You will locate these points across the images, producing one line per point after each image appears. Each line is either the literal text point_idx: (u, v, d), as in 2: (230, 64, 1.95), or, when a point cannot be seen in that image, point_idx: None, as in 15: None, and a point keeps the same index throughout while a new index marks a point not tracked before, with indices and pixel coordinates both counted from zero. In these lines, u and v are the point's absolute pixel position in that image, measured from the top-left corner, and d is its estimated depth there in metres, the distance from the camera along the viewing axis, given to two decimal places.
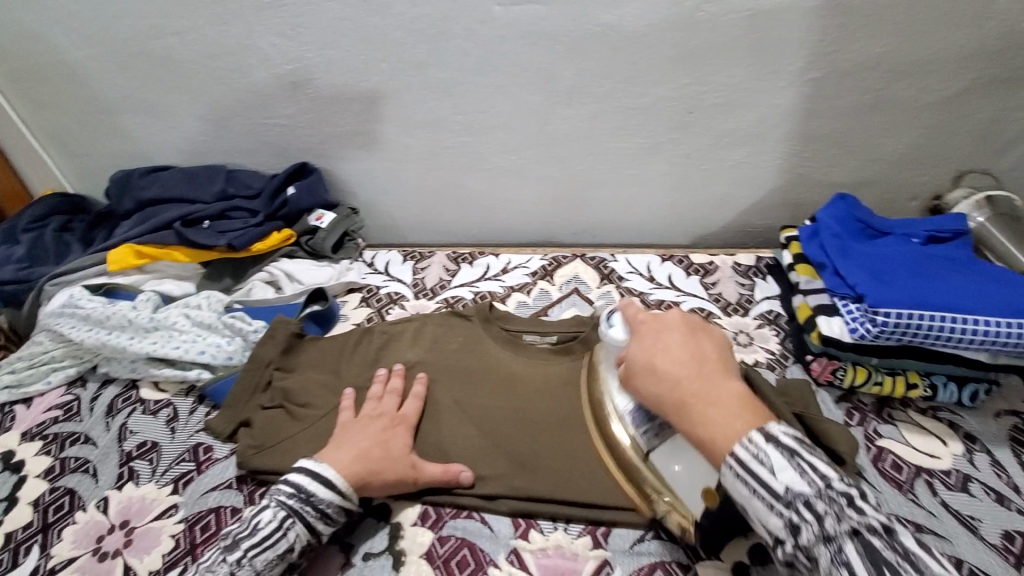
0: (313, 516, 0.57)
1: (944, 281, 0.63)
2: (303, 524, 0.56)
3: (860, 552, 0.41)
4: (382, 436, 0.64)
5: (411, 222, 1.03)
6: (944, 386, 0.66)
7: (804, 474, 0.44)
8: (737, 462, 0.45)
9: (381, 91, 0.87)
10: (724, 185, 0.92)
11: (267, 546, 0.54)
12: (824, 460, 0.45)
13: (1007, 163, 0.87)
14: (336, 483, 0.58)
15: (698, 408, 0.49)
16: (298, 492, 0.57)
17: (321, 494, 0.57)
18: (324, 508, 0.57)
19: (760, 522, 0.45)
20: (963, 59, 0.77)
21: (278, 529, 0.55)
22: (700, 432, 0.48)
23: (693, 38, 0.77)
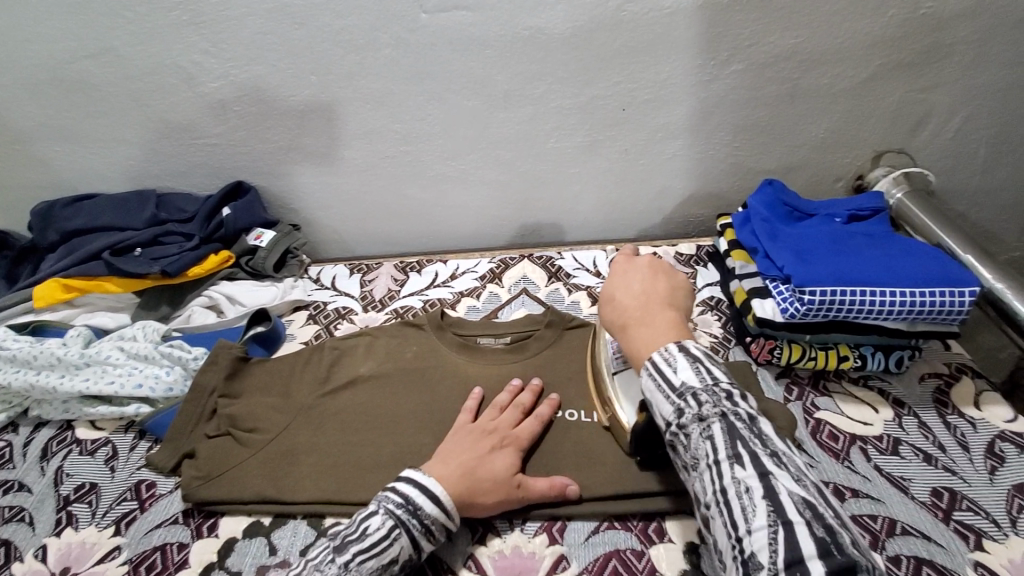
0: (418, 531, 0.54)
1: (863, 257, 0.67)
2: (408, 538, 0.54)
3: (725, 431, 0.45)
4: (499, 458, 0.61)
5: (356, 235, 1.02)
6: (872, 355, 0.70)
7: (698, 373, 0.49)
8: (654, 365, 0.51)
9: (313, 104, 0.86)
10: (661, 178, 0.95)
11: (368, 556, 0.52)
12: (721, 370, 0.50)
13: (919, 141, 0.92)
14: (443, 499, 0.55)
15: (633, 328, 0.56)
16: (406, 503, 0.55)
17: (426, 509, 0.55)
18: (429, 524, 0.55)
19: (658, 413, 0.50)
20: (869, 47, 0.81)
21: (387, 537, 0.53)
22: (634, 349, 0.55)
23: (618, 38, 0.79)
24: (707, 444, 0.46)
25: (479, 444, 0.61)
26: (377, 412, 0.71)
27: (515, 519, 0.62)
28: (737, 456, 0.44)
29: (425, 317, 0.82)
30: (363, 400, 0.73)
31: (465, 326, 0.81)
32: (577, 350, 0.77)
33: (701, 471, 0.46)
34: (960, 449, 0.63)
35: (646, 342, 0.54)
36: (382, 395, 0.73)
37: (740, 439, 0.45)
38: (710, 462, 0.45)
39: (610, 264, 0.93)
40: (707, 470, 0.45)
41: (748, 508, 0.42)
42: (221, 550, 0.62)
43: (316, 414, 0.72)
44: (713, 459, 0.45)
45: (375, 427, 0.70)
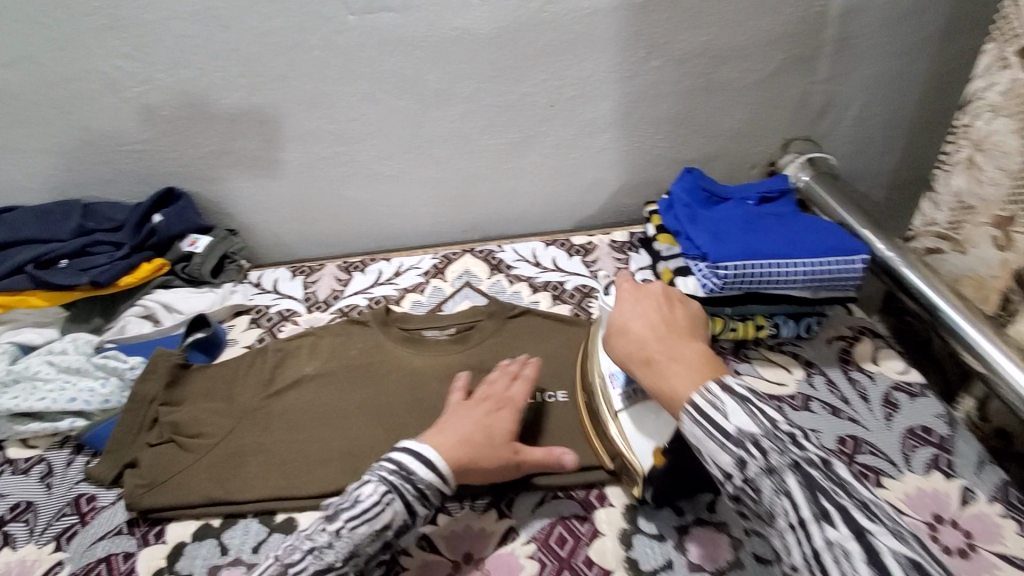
0: (411, 496, 0.54)
1: (771, 233, 0.73)
2: (401, 502, 0.54)
3: (802, 484, 0.43)
4: (496, 424, 0.61)
5: (295, 238, 1.02)
6: (785, 323, 0.76)
7: (754, 417, 0.47)
8: (696, 409, 0.49)
9: (244, 107, 0.85)
10: (593, 170, 0.99)
11: (363, 523, 0.52)
12: (772, 408, 0.48)
13: (821, 129, 1.01)
14: (438, 465, 0.55)
15: (661, 364, 0.54)
16: (399, 470, 0.55)
17: (421, 473, 0.54)
18: (424, 489, 0.55)
19: (711, 461, 0.48)
20: (770, 43, 0.89)
21: (378, 503, 0.53)
22: (665, 391, 0.53)
23: (543, 37, 0.83)
24: (784, 501, 0.43)
25: (463, 421, 0.60)
26: (324, 408, 0.72)
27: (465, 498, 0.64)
28: (823, 516, 0.42)
29: (370, 314, 0.84)
30: (310, 398, 0.74)
31: (409, 320, 0.84)
32: (517, 336, 0.80)
33: (781, 531, 0.44)
34: (861, 401, 0.70)
35: (677, 385, 0.52)
36: (328, 392, 0.74)
37: (822, 494, 0.43)
38: (792, 522, 0.43)
39: (549, 254, 0.97)
40: (789, 530, 0.43)
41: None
42: (170, 554, 0.62)
43: (263, 415, 0.72)
44: (796, 518, 0.43)
45: (323, 422, 0.71)
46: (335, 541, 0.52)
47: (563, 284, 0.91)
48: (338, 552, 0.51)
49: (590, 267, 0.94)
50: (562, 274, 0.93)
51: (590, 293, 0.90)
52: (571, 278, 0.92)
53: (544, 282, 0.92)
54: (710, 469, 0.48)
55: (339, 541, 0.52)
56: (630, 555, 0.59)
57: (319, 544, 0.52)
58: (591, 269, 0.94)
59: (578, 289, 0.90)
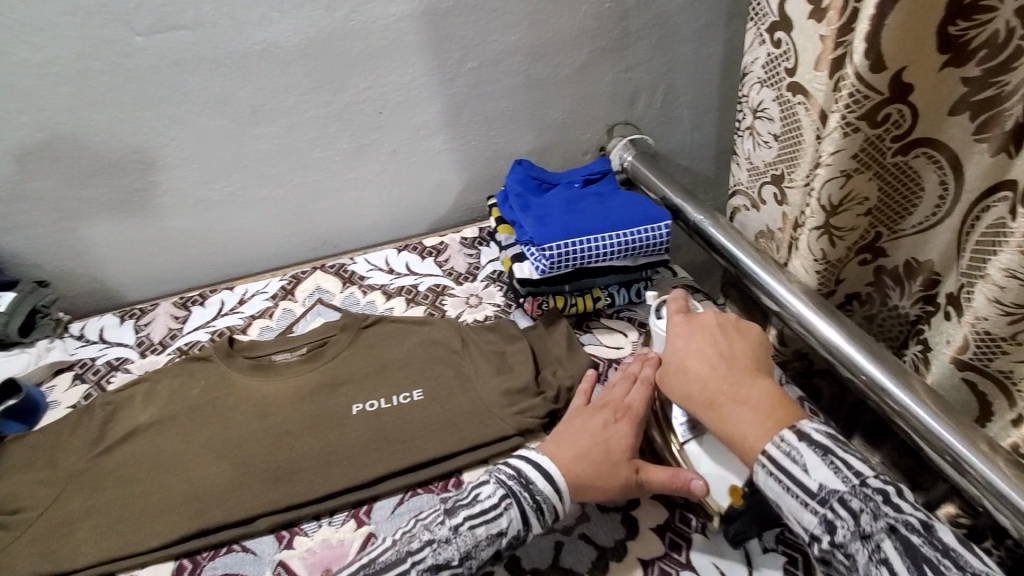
0: (529, 505, 0.55)
1: (590, 211, 0.79)
2: (518, 509, 0.55)
3: (899, 551, 0.45)
4: (614, 432, 0.61)
5: (123, 281, 0.93)
6: (618, 292, 0.83)
7: (839, 472, 0.49)
8: (770, 460, 0.51)
9: (26, 145, 0.77)
10: (434, 172, 1.01)
11: (536, 511, 0.56)
12: (856, 457, 0.50)
13: (638, 112, 1.11)
14: (557, 479, 0.57)
15: (726, 407, 0.56)
16: (518, 476, 0.57)
17: (539, 483, 0.56)
18: (540, 500, 0.56)
19: (795, 520, 0.50)
20: (575, 38, 0.96)
21: (497, 506, 0.55)
22: (738, 443, 0.54)
23: (355, 46, 0.83)
24: (882, 568, 0.45)
25: (708, 347, 0.62)
26: (164, 455, 0.67)
27: (323, 514, 0.63)
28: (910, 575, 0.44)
29: (212, 348, 0.79)
30: (147, 447, 0.68)
31: (258, 347, 0.80)
32: (371, 343, 0.80)
33: None
34: None
35: (747, 436, 0.54)
36: (168, 437, 0.69)
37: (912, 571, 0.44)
38: None
39: (401, 259, 0.98)
40: None
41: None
42: None
43: (92, 475, 0.66)
44: None
45: (163, 469, 0.66)
46: (453, 538, 0.53)
47: (417, 286, 0.92)
48: (457, 548, 0.52)
49: (443, 266, 0.96)
50: (415, 277, 0.94)
51: (443, 291, 0.91)
52: (425, 279, 0.94)
53: (398, 287, 0.93)
54: (793, 525, 0.50)
55: (456, 538, 0.53)
56: None
57: (439, 536, 0.53)
58: (444, 268, 0.96)
59: (431, 289, 0.92)
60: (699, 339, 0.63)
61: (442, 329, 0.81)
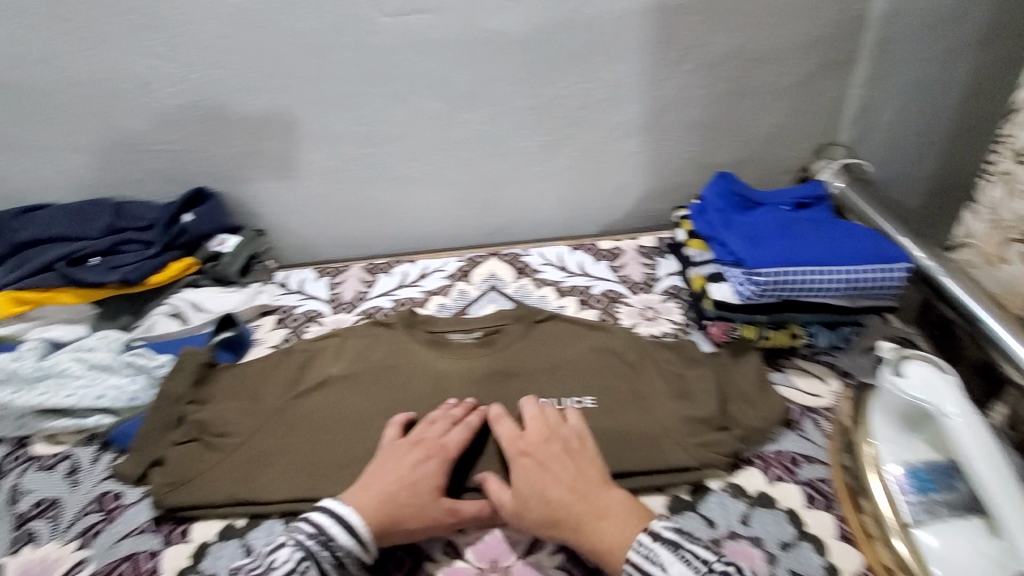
0: (330, 564, 0.53)
1: (809, 241, 0.71)
2: (317, 571, 0.52)
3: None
4: (422, 476, 0.59)
5: (321, 239, 1.02)
6: (820, 333, 0.73)
7: (688, 563, 0.50)
8: (633, 566, 0.51)
9: (274, 109, 0.86)
10: (621, 174, 0.98)
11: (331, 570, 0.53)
12: (704, 547, 0.52)
13: (855, 134, 0.99)
14: (359, 529, 0.54)
15: (591, 524, 0.54)
16: (318, 534, 0.54)
17: (341, 540, 0.54)
18: (342, 556, 0.54)
19: None
20: (805, 46, 0.87)
21: (292, 572, 0.51)
22: (597, 544, 0.53)
23: (574, 40, 0.82)
24: None
25: (554, 468, 0.58)
26: (346, 410, 0.71)
27: None
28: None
29: (394, 316, 0.82)
30: (331, 399, 0.73)
31: (433, 324, 0.82)
32: (543, 338, 0.77)
33: None
34: None
35: (620, 535, 0.53)
36: (351, 395, 0.73)
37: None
38: None
39: (575, 257, 0.96)
40: None
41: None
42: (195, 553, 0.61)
43: (289, 416, 0.71)
44: None
45: (345, 425, 0.70)
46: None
47: (589, 288, 0.90)
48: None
49: (618, 273, 0.92)
50: (588, 279, 0.92)
51: (617, 299, 0.88)
52: (598, 283, 0.91)
53: (571, 287, 0.91)
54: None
55: None
56: None
57: None
58: (618, 274, 0.92)
59: (605, 294, 0.89)
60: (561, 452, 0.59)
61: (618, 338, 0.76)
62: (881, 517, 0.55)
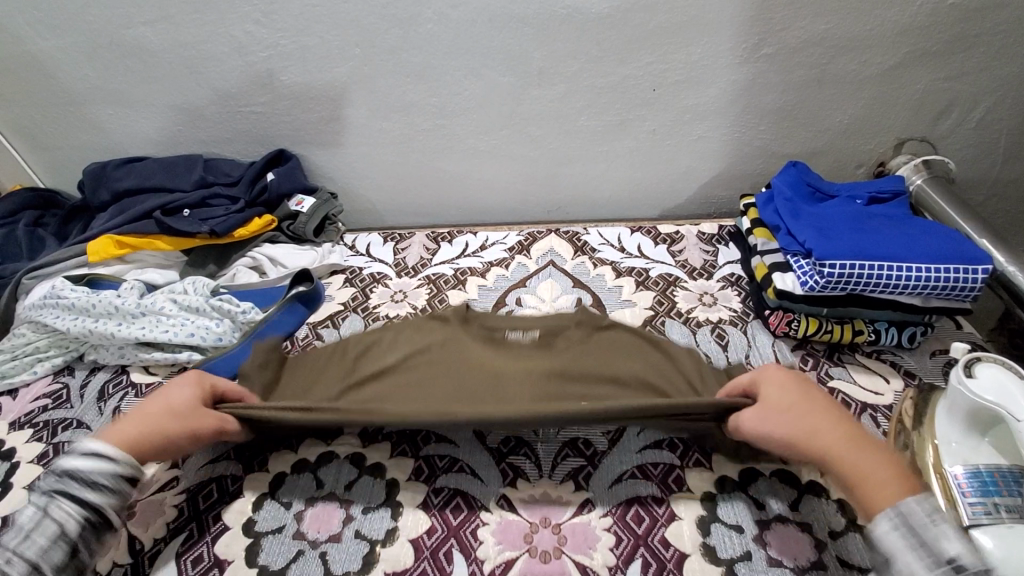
0: (76, 490, 0.50)
1: (882, 235, 0.70)
2: (66, 500, 0.50)
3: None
4: (178, 396, 0.59)
5: (389, 205, 1.07)
6: (886, 330, 0.73)
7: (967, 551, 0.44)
8: (908, 514, 0.45)
9: (354, 76, 0.89)
10: (687, 158, 0.98)
11: (94, 490, 0.51)
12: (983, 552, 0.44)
13: (940, 130, 0.95)
14: (105, 451, 0.52)
15: (862, 457, 0.50)
16: (59, 470, 0.51)
17: (85, 469, 0.51)
18: (90, 479, 0.51)
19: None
20: (897, 35, 0.84)
21: (39, 511, 0.49)
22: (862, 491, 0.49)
23: (654, 19, 0.82)
24: None
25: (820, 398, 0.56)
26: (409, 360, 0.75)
27: (543, 465, 0.67)
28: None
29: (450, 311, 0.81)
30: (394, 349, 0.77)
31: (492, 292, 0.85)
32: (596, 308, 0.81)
33: None
34: None
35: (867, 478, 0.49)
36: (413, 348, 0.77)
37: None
38: None
39: (634, 239, 0.97)
40: None
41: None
42: (271, 484, 0.66)
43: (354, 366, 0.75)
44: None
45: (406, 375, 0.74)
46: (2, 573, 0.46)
47: (647, 270, 0.91)
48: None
49: (677, 257, 0.93)
50: (647, 261, 0.93)
51: (675, 282, 0.89)
52: (657, 265, 0.92)
53: (629, 267, 0.92)
54: (916, 552, 0.44)
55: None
56: (707, 540, 0.58)
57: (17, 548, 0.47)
58: (677, 259, 0.92)
59: (662, 277, 0.89)
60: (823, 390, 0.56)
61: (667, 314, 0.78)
62: None
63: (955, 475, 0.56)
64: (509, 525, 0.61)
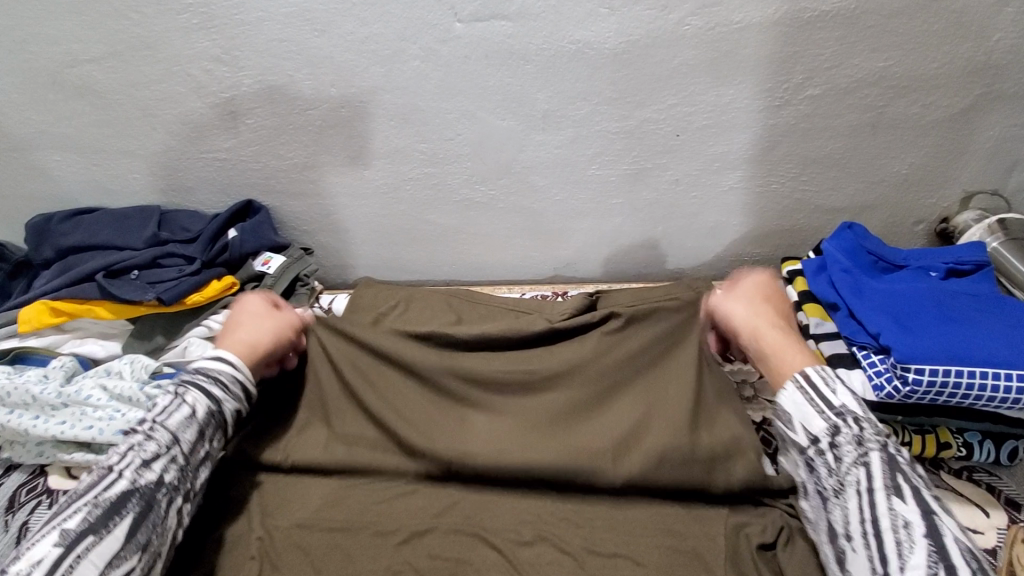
0: (207, 386, 0.60)
1: (978, 329, 0.55)
2: (198, 391, 0.59)
3: (884, 460, 0.50)
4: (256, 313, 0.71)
5: (373, 261, 0.94)
6: (979, 445, 0.58)
7: (858, 403, 0.53)
8: (803, 381, 0.56)
9: (329, 119, 0.77)
10: (715, 213, 0.84)
11: (218, 385, 0.60)
12: (847, 392, 0.54)
13: (1016, 182, 0.80)
14: (229, 358, 0.63)
15: (776, 349, 0.61)
16: (190, 373, 0.61)
17: (217, 388, 0.60)
18: (217, 376, 0.61)
19: (803, 429, 0.54)
20: (969, 74, 0.70)
21: (177, 399, 0.58)
22: (773, 359, 0.60)
23: (678, 56, 0.69)
24: (860, 472, 0.50)
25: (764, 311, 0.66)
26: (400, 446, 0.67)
27: None
28: (893, 488, 0.48)
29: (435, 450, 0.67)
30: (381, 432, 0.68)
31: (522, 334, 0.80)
32: None
33: (846, 496, 0.50)
34: None
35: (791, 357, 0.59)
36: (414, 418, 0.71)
37: (900, 473, 0.49)
38: (863, 488, 0.49)
39: None
40: (855, 494, 0.49)
41: (903, 542, 0.46)
42: None
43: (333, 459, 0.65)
44: (867, 485, 0.49)
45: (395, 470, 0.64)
46: (150, 437, 0.55)
47: None
48: (158, 443, 0.54)
49: None
50: None
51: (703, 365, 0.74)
52: None
53: None
54: (796, 435, 0.55)
55: (152, 437, 0.55)
56: None
57: (136, 442, 0.54)
58: None
59: None
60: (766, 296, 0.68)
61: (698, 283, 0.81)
62: None
63: None
64: None
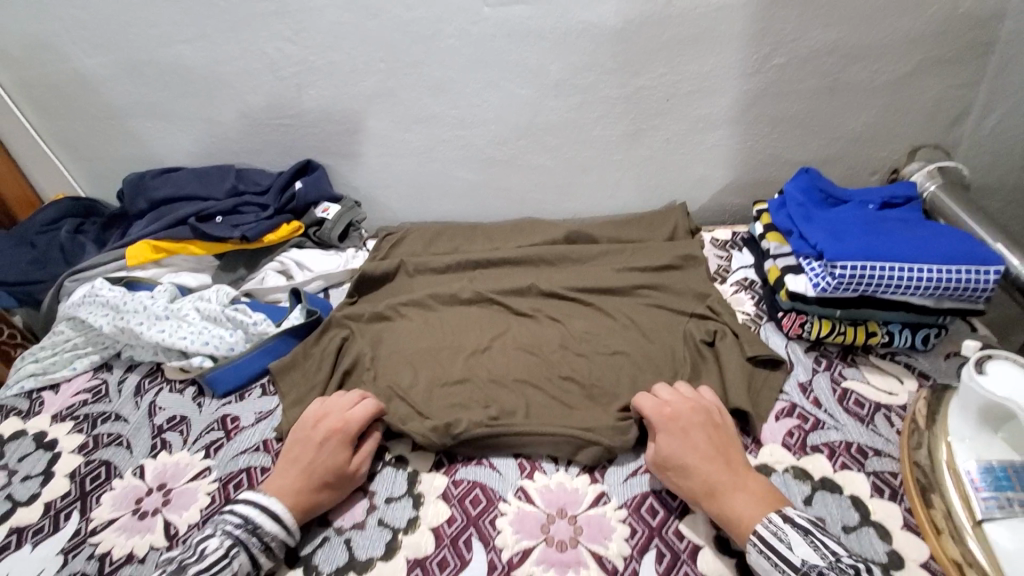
0: (256, 548, 0.56)
1: (893, 238, 0.71)
2: (247, 556, 0.55)
3: None
4: (324, 456, 0.63)
5: (410, 213, 1.11)
6: (899, 332, 0.73)
7: (818, 549, 0.51)
8: (760, 540, 0.52)
9: (379, 90, 0.94)
10: (700, 166, 1.00)
11: (265, 554, 0.57)
12: (802, 537, 0.52)
13: (954, 137, 0.96)
14: (284, 517, 0.58)
15: (728, 496, 0.56)
16: (244, 523, 0.57)
17: (265, 525, 0.57)
18: (269, 541, 0.57)
19: None
20: (907, 44, 0.86)
21: (224, 555, 0.54)
22: (725, 513, 0.56)
23: (666, 32, 0.85)
24: None
25: (700, 440, 0.60)
26: (453, 324, 0.84)
27: (560, 460, 0.67)
28: None
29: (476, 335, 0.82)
30: (437, 315, 0.86)
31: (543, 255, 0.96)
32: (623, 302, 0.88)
33: None
34: None
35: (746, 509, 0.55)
36: (462, 306, 0.87)
37: None
38: None
39: None
40: None
41: None
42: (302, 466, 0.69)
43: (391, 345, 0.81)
44: None
45: (448, 339, 0.81)
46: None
47: None
48: None
49: None
50: None
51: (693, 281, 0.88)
52: None
53: None
54: None
55: None
56: (722, 533, 0.59)
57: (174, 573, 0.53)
58: None
59: None
60: (703, 424, 0.62)
61: (686, 220, 0.98)
62: (953, 510, 0.55)
63: (967, 472, 0.57)
64: (526, 515, 0.62)
